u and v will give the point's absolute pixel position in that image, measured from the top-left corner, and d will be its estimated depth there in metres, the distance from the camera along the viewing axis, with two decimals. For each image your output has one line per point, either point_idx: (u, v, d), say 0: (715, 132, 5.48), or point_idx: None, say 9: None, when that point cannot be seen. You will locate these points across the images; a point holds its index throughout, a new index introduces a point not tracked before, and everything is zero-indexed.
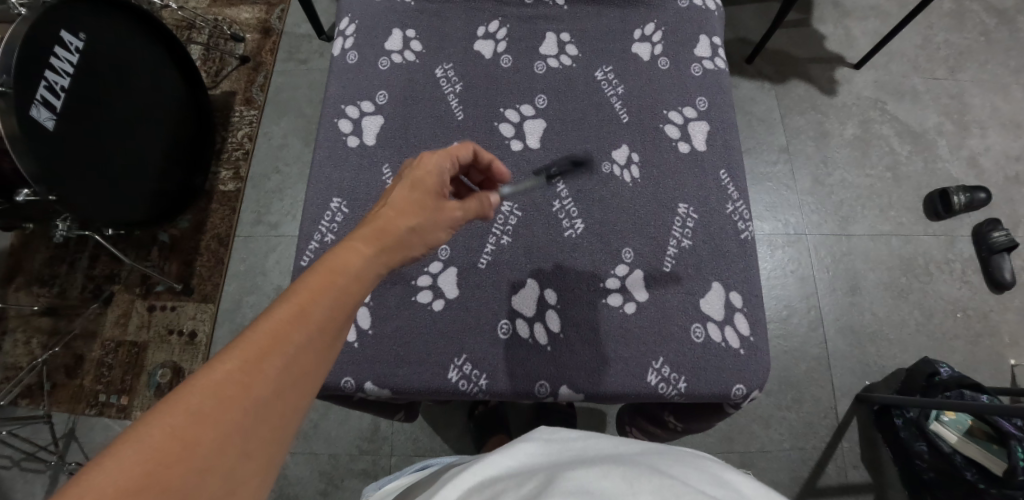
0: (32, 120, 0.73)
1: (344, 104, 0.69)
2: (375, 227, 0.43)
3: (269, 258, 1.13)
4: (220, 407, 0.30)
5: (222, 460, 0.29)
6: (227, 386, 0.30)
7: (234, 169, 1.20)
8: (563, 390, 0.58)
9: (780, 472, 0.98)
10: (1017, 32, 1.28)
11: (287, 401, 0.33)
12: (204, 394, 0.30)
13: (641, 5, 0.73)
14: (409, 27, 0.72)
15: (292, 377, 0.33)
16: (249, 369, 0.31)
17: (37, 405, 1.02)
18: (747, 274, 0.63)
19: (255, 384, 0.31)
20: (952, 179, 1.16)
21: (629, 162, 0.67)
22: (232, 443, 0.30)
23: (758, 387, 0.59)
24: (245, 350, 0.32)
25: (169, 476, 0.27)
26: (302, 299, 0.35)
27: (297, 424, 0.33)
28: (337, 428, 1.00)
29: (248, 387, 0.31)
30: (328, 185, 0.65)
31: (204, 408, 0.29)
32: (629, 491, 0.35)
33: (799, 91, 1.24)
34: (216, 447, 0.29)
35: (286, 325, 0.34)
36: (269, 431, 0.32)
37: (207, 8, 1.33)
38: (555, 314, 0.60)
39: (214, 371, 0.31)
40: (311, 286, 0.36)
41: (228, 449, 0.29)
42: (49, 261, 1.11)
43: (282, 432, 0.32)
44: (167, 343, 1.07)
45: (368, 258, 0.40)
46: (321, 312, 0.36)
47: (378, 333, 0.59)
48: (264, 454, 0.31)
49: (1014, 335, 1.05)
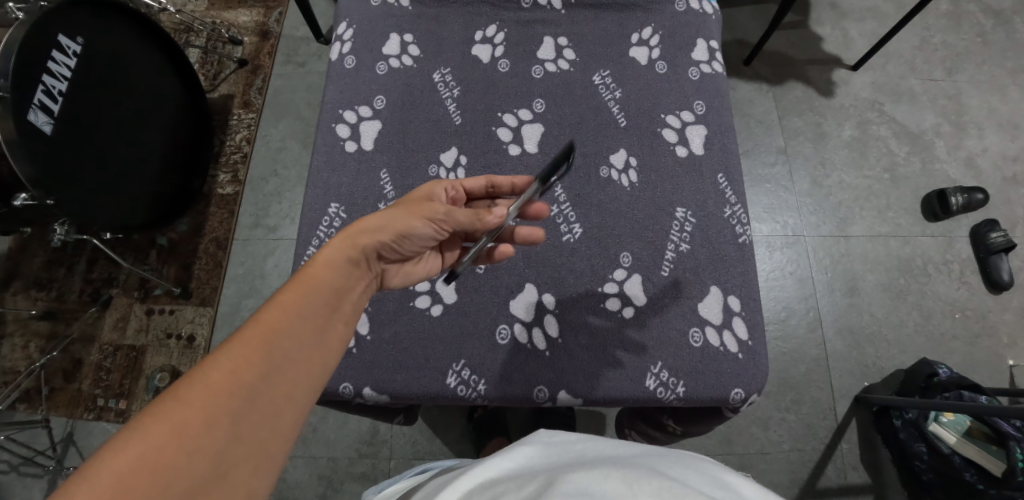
0: (29, 125, 0.73)
1: (341, 108, 0.69)
2: (353, 239, 0.49)
3: (267, 261, 1.13)
4: (211, 398, 0.36)
5: (214, 442, 0.35)
6: (218, 379, 0.37)
7: (232, 172, 1.20)
8: (562, 395, 0.58)
9: (779, 474, 0.97)
10: (1013, 33, 1.28)
11: (271, 395, 0.39)
12: (199, 386, 0.36)
13: (638, 9, 0.73)
14: (406, 31, 0.72)
15: (273, 373, 0.39)
16: (235, 366, 0.38)
17: (35, 409, 1.02)
18: (745, 278, 0.63)
19: (241, 378, 0.38)
20: (950, 180, 1.16)
21: (627, 166, 0.67)
22: (221, 428, 0.35)
23: (756, 391, 0.59)
24: (234, 351, 0.39)
25: (168, 452, 0.33)
26: (282, 310, 0.43)
27: (282, 415, 0.39)
28: (336, 431, 1.00)
29: (234, 381, 0.37)
30: (326, 190, 0.65)
31: (197, 399, 0.35)
32: (629, 493, 0.35)
33: (797, 92, 1.24)
34: (207, 430, 0.35)
35: (269, 330, 0.41)
36: (256, 421, 0.37)
37: (205, 12, 1.33)
38: (553, 319, 0.60)
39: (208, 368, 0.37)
40: (290, 298, 0.44)
41: (218, 432, 0.35)
42: (47, 265, 1.11)
43: (268, 422, 0.38)
44: (165, 346, 1.07)
45: (335, 245, 0.48)
46: (297, 317, 0.43)
47: (376, 338, 0.59)
48: (252, 440, 0.36)
49: (1012, 336, 1.05)
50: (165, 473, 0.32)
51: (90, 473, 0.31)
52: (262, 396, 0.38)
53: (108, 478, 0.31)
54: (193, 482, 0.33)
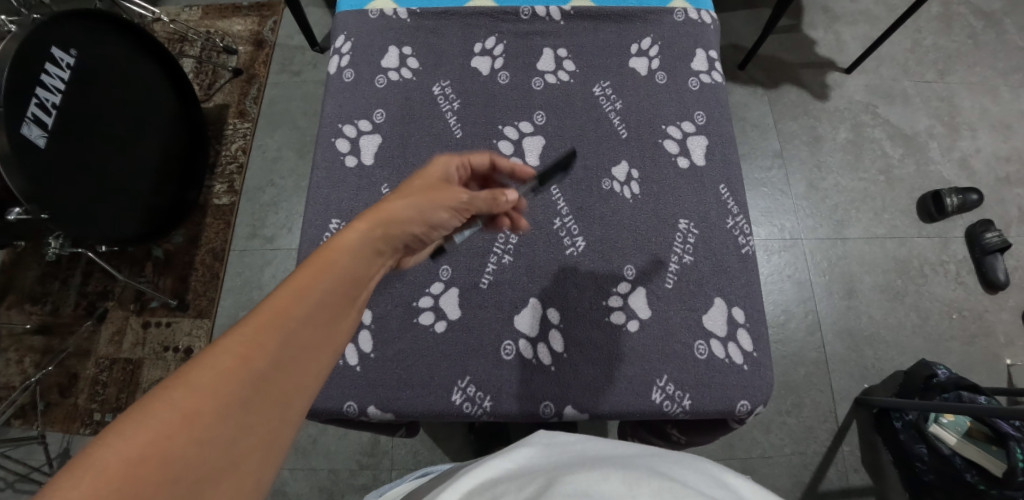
0: (23, 138, 0.72)
1: (341, 123, 0.69)
2: (377, 218, 0.42)
3: (265, 271, 1.12)
4: (221, 375, 0.28)
5: (226, 428, 0.27)
6: (227, 356, 0.29)
7: (228, 183, 1.19)
8: (568, 410, 0.58)
9: (781, 478, 0.97)
10: (1003, 34, 1.30)
11: (304, 369, 0.32)
12: (205, 361, 0.28)
13: (636, 19, 0.74)
14: (404, 44, 0.72)
15: (297, 347, 0.32)
16: (253, 340, 0.30)
17: (30, 425, 1.01)
18: (748, 289, 0.63)
19: (262, 353, 0.30)
20: (944, 181, 1.17)
21: (628, 178, 0.67)
22: (235, 411, 0.28)
23: (761, 403, 0.59)
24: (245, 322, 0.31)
25: (166, 442, 0.25)
26: (298, 279, 0.34)
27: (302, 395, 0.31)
28: (337, 443, 0.99)
29: (252, 354, 0.30)
30: (326, 206, 0.65)
31: (209, 378, 0.28)
32: (628, 494, 0.34)
33: (792, 96, 1.24)
34: (218, 415, 0.27)
35: (285, 300, 0.33)
36: (274, 405, 0.29)
37: (199, 21, 1.33)
38: (557, 334, 0.60)
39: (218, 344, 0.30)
40: (309, 269, 0.35)
41: (233, 415, 0.27)
42: (41, 278, 1.10)
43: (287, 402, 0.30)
44: (162, 359, 1.06)
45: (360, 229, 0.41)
46: (324, 287, 0.35)
47: (380, 356, 0.59)
48: (267, 425, 0.29)
49: (1009, 335, 1.06)
50: (186, 458, 0.25)
51: (92, 459, 0.23)
52: (295, 372, 0.31)
53: (106, 467, 0.23)
54: (221, 471, 0.26)
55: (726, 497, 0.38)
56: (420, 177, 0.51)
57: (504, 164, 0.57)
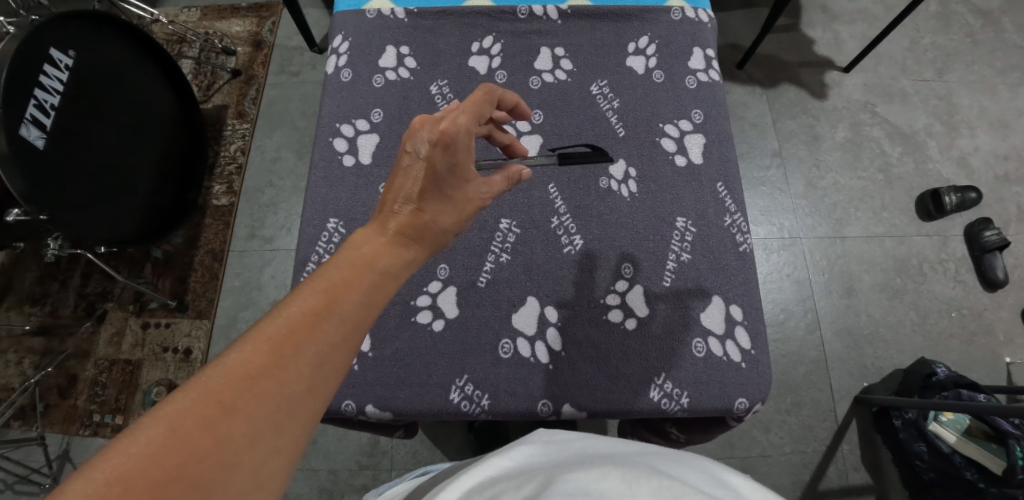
0: (22, 139, 0.72)
1: (338, 122, 0.69)
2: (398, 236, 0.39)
3: (264, 272, 1.12)
4: (247, 395, 0.28)
5: (253, 453, 0.27)
6: (253, 373, 0.28)
7: (227, 183, 1.19)
8: (566, 409, 0.58)
9: (781, 477, 0.97)
10: (1001, 32, 1.30)
11: (319, 393, 0.30)
12: (229, 377, 0.28)
13: (634, 18, 0.74)
14: (402, 43, 0.72)
15: (322, 368, 0.31)
16: (279, 360, 0.29)
17: (30, 427, 1.01)
18: (746, 287, 0.63)
19: (287, 375, 0.29)
20: (942, 180, 1.17)
21: (626, 177, 0.67)
22: (261, 435, 0.27)
23: (759, 401, 0.59)
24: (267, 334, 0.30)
25: (193, 465, 0.25)
26: (325, 292, 0.33)
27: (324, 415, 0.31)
28: (336, 443, 0.99)
29: (278, 374, 0.29)
30: (324, 205, 0.65)
31: (234, 397, 0.27)
32: (628, 493, 0.34)
33: (790, 95, 1.24)
34: (244, 438, 0.27)
35: (311, 314, 0.31)
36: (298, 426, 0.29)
37: (197, 22, 1.33)
38: (555, 332, 0.60)
39: (243, 356, 0.29)
40: (336, 281, 0.33)
41: (258, 439, 0.27)
42: (40, 280, 1.10)
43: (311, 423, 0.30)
44: (162, 360, 1.06)
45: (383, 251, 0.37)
46: (351, 302, 0.33)
47: (378, 356, 0.59)
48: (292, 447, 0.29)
49: (1008, 334, 1.06)
50: (200, 482, 0.25)
51: (122, 474, 0.24)
52: (309, 395, 0.30)
53: (126, 487, 0.24)
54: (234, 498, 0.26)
55: (726, 496, 0.38)
56: (434, 157, 0.42)
57: (510, 100, 0.54)
